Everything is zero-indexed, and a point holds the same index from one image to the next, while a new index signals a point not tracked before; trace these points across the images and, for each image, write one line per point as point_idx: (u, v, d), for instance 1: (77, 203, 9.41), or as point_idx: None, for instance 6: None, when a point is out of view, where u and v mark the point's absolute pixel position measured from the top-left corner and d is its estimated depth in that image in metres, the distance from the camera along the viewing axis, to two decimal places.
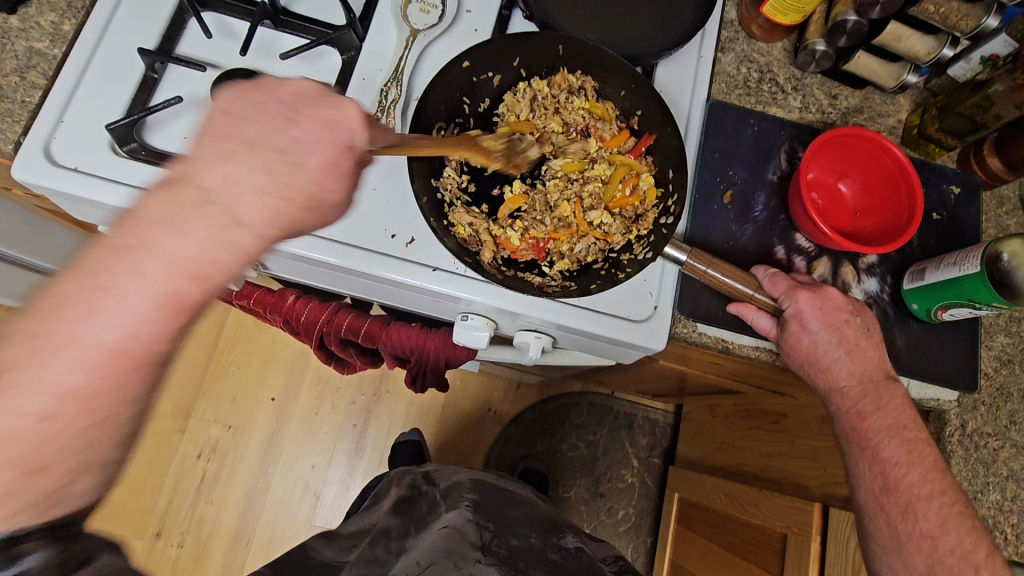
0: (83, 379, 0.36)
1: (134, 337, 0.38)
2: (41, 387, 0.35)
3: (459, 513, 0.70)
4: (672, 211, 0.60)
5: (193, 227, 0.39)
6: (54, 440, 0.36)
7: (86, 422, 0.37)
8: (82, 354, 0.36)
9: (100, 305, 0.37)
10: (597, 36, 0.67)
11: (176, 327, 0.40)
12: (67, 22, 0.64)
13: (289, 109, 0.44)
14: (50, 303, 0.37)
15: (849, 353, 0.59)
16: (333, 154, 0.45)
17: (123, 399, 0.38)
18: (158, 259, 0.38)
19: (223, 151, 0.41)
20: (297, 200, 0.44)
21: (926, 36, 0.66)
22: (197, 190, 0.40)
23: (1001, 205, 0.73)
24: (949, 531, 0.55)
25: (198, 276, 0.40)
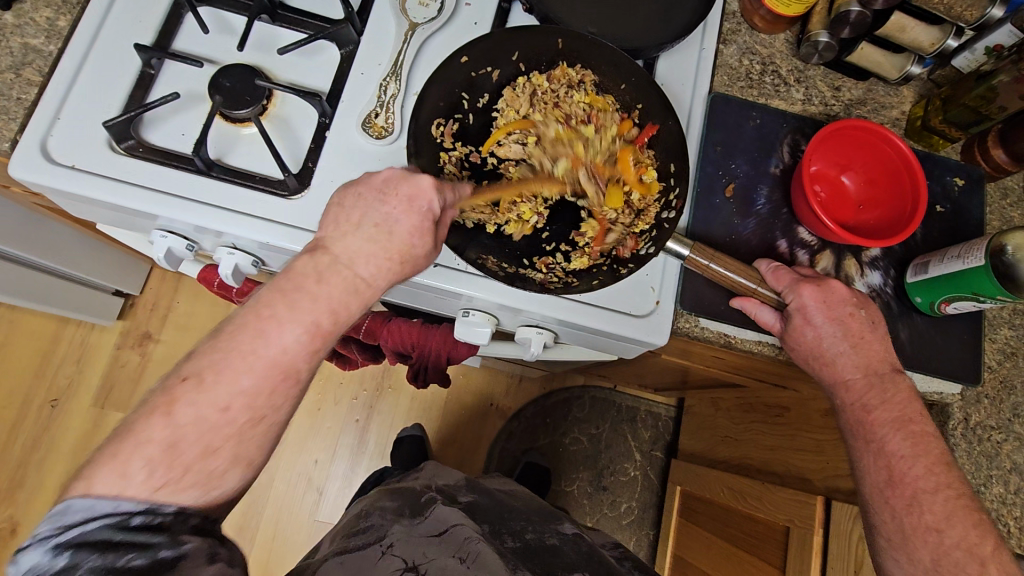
0: (252, 382, 0.45)
1: (284, 352, 0.47)
2: (232, 390, 0.45)
3: (456, 512, 0.68)
4: (673, 206, 0.61)
5: (328, 284, 0.49)
6: (224, 427, 0.44)
7: (252, 416, 0.45)
8: (254, 365, 0.46)
9: (266, 331, 0.46)
10: (597, 29, 0.66)
11: (318, 348, 0.49)
12: (63, 17, 0.63)
13: (381, 189, 0.52)
14: (237, 327, 0.46)
15: (853, 347, 0.59)
16: (416, 220, 0.52)
17: (273, 405, 0.47)
18: (306, 298, 0.48)
19: (339, 228, 0.51)
20: (393, 257, 0.52)
21: (930, 27, 0.66)
22: (329, 259, 0.50)
23: (1005, 197, 0.72)
24: (955, 524, 0.54)
25: (329, 317, 0.49)
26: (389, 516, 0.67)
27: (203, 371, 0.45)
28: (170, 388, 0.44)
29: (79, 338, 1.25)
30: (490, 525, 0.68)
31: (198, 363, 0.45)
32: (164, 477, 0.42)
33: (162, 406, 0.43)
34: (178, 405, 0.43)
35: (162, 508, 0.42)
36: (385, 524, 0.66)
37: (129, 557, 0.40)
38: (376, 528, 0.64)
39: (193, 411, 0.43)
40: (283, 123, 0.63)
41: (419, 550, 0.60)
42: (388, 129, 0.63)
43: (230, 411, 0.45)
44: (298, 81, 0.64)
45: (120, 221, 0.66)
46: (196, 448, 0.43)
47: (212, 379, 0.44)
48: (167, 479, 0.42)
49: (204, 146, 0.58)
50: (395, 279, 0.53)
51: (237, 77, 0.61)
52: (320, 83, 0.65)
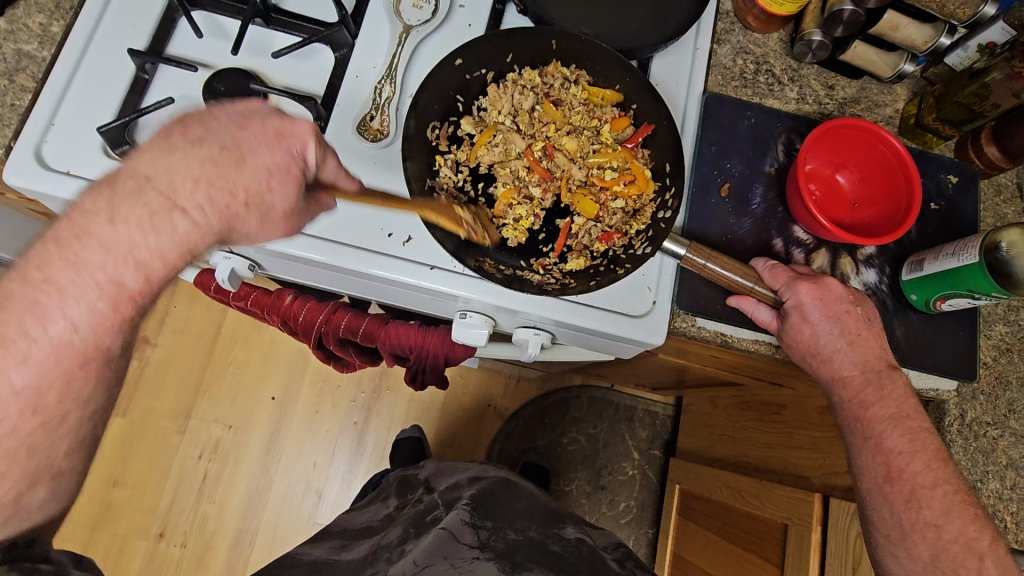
0: (27, 378, 0.41)
1: (73, 331, 0.42)
2: (3, 387, 0.40)
3: (454, 512, 0.71)
4: (669, 205, 0.60)
5: (127, 220, 0.42)
6: (0, 431, 0.41)
7: (31, 412, 0.42)
8: (27, 350, 0.40)
9: (46, 301, 0.41)
10: (592, 30, 0.66)
11: (122, 319, 0.43)
12: (55, 23, 0.63)
13: (241, 119, 0.46)
14: (29, 302, 0.40)
15: (850, 345, 0.59)
16: (280, 159, 0.47)
17: (66, 398, 0.43)
18: (92, 248, 0.41)
19: (166, 146, 0.44)
20: (238, 197, 0.45)
21: (923, 25, 0.66)
22: (137, 180, 0.42)
23: (998, 193, 0.73)
24: (953, 520, 0.55)
25: (136, 271, 0.43)
26: (396, 544, 0.69)
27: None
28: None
29: None
30: (494, 523, 0.69)
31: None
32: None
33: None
34: (41, 402, 0.41)
35: None
36: (394, 550, 0.67)
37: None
38: (383, 559, 0.66)
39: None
40: None
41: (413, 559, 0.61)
42: (384, 132, 0.63)
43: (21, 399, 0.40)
44: (292, 86, 0.64)
45: None
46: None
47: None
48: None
49: None
50: (237, 223, 0.47)
51: (232, 81, 0.61)
52: (315, 87, 0.65)
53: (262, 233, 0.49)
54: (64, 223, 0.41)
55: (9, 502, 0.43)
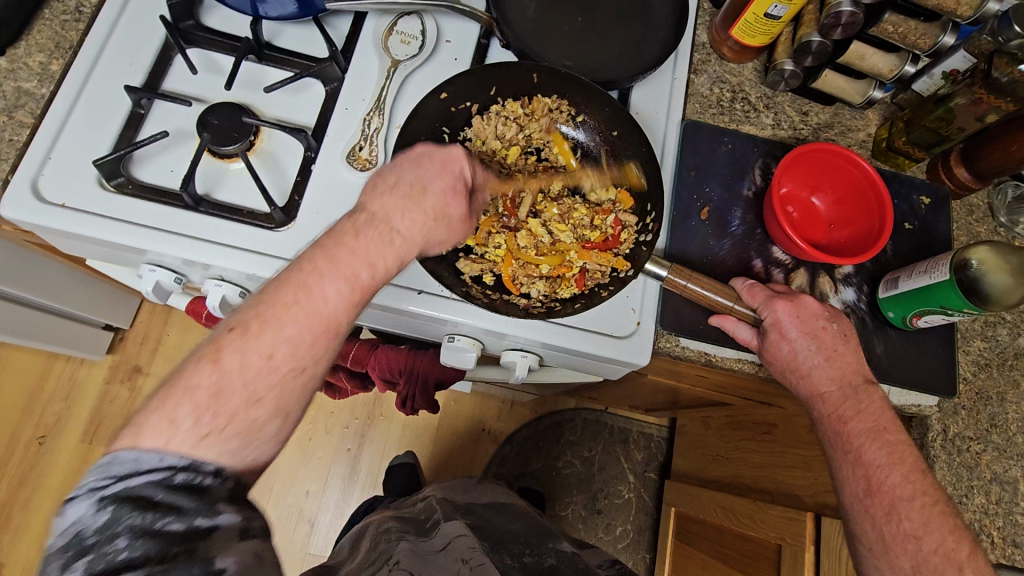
0: (297, 331, 0.46)
1: (331, 305, 0.48)
2: (278, 339, 0.45)
3: (461, 525, 0.70)
4: (650, 229, 0.63)
5: (365, 237, 0.50)
6: (271, 375, 0.45)
7: (294, 364, 0.46)
8: (298, 316, 0.46)
9: (309, 283, 0.47)
10: (573, 62, 0.69)
11: (357, 302, 0.49)
12: (55, 62, 0.65)
13: (417, 158, 0.55)
14: (279, 284, 0.47)
15: (827, 360, 0.61)
16: (449, 181, 0.56)
17: (315, 357, 0.47)
18: (349, 254, 0.49)
19: (376, 187, 0.53)
20: (430, 215, 0.54)
21: (887, 54, 0.69)
22: (367, 214, 0.52)
23: (971, 213, 0.75)
24: (932, 530, 0.55)
25: (367, 270, 0.50)
26: (394, 539, 0.69)
27: (249, 322, 0.45)
28: (216, 337, 0.44)
29: (68, 374, 1.25)
30: (491, 545, 0.69)
31: (244, 316, 0.45)
32: (209, 426, 0.42)
33: (208, 355, 0.44)
34: (224, 354, 0.44)
35: (203, 465, 0.41)
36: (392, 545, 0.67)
37: (167, 519, 0.38)
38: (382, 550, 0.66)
39: (239, 358, 0.44)
40: (269, 158, 0.65)
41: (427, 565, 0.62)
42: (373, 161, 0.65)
43: (277, 359, 0.45)
44: (284, 118, 0.67)
45: (108, 256, 0.66)
46: (241, 396, 0.43)
47: (257, 328, 0.45)
48: (211, 428, 0.42)
49: (191, 182, 0.60)
50: (394, 216, 0.52)
51: (225, 115, 0.63)
52: (305, 119, 0.67)
53: (446, 241, 0.57)
54: (322, 237, 0.50)
55: (277, 442, 0.46)
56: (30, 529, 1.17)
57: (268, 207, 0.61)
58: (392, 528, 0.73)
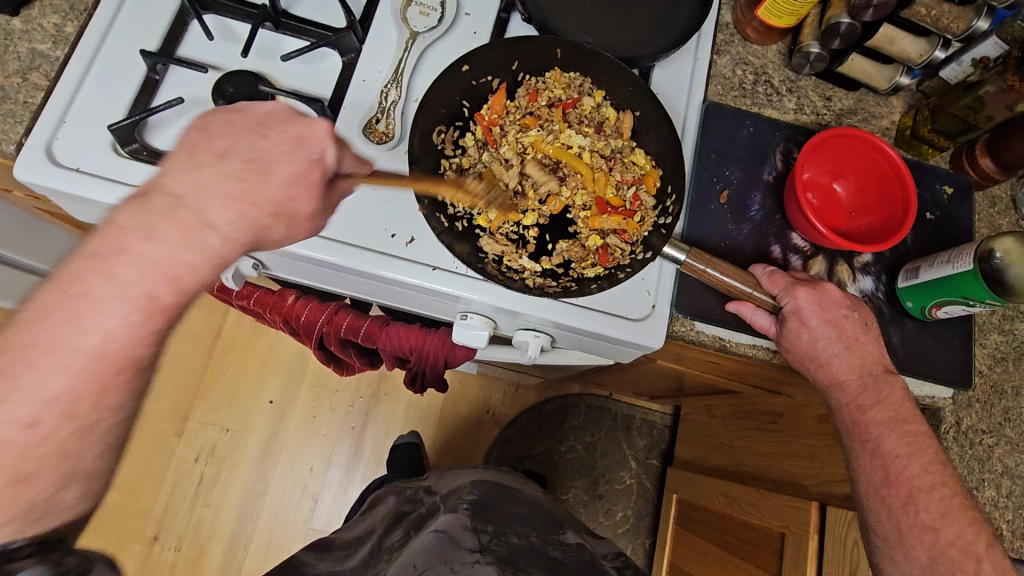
0: (65, 385, 0.41)
1: (110, 341, 0.42)
2: (34, 394, 0.39)
3: (456, 517, 0.69)
4: (670, 212, 0.62)
5: (159, 240, 0.43)
6: (44, 444, 0.40)
7: (74, 425, 0.41)
8: (64, 361, 0.40)
9: (81, 311, 0.41)
10: (595, 39, 0.67)
11: (153, 329, 0.44)
12: (70, 24, 0.64)
13: (263, 125, 0.49)
14: (44, 309, 0.41)
15: (848, 349, 0.60)
16: (303, 166, 0.49)
17: (105, 407, 0.43)
18: (126, 264, 0.42)
19: (195, 162, 0.46)
20: (266, 206, 0.47)
21: (918, 39, 0.67)
22: (168, 199, 0.44)
23: (993, 205, 0.74)
24: (950, 522, 0.55)
25: (168, 285, 0.44)
26: (389, 549, 0.66)
27: (18, 361, 0.39)
28: (1, 395, 0.39)
29: None
30: (494, 528, 0.68)
31: (9, 355, 0.40)
32: (7, 512, 0.39)
33: (8, 424, 0.39)
34: (7, 407, 0.39)
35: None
36: (385, 557, 0.65)
37: None
38: (375, 565, 0.64)
39: (15, 413, 0.39)
40: None
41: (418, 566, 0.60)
42: (389, 135, 0.64)
43: (41, 424, 0.40)
44: (300, 88, 0.66)
45: None
46: (2, 474, 0.39)
47: (13, 379, 0.39)
48: (3, 518, 0.39)
49: None
50: (235, 219, 0.46)
51: (241, 83, 0.62)
52: (322, 90, 0.66)
53: (289, 239, 0.51)
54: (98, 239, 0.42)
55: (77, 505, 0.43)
56: None
57: None
58: (394, 534, 0.70)
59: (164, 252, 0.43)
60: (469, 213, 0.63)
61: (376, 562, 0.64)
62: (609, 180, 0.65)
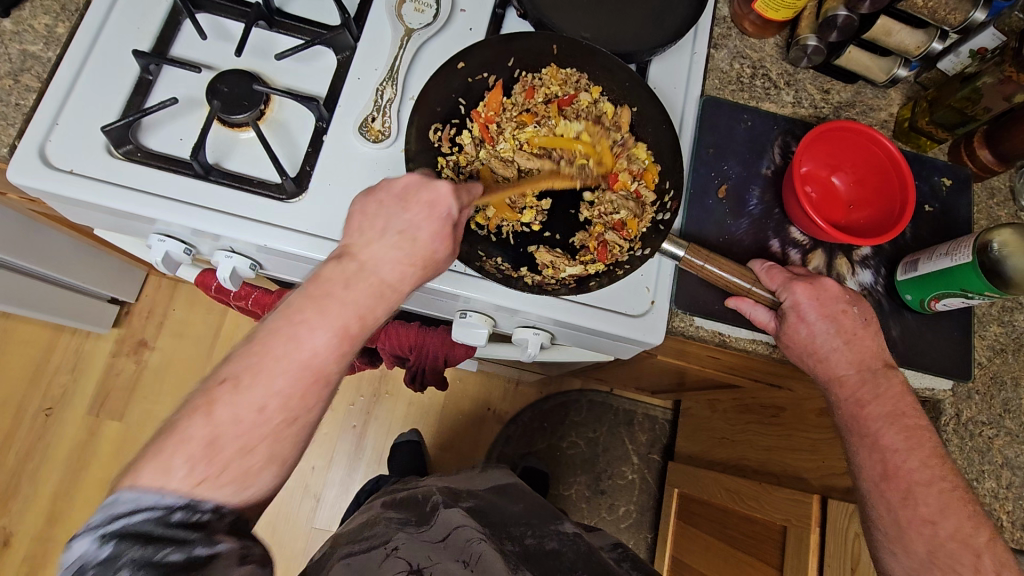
0: (287, 384, 0.47)
1: (317, 354, 0.48)
2: (268, 390, 0.46)
3: (458, 512, 0.69)
4: (668, 208, 0.61)
5: (355, 289, 0.50)
6: (259, 428, 0.45)
7: (284, 416, 0.47)
8: (288, 369, 0.47)
9: (298, 334, 0.48)
10: (591, 34, 0.67)
11: (346, 351, 0.50)
12: (61, 24, 0.64)
13: (400, 197, 0.53)
14: (268, 332, 0.47)
15: (847, 343, 0.60)
16: (437, 227, 0.52)
17: (307, 407, 0.48)
18: (336, 303, 0.49)
19: (365, 233, 0.52)
20: (416, 264, 0.52)
21: (915, 30, 0.68)
22: (354, 265, 0.51)
23: (992, 196, 0.74)
24: (949, 516, 0.55)
25: (356, 321, 0.50)
26: (395, 526, 0.67)
27: (239, 373, 0.46)
28: (208, 388, 0.45)
29: (74, 346, 1.24)
30: (493, 528, 0.68)
31: (235, 366, 0.46)
32: (203, 472, 0.43)
33: (202, 405, 0.45)
34: (217, 406, 0.45)
35: (201, 504, 0.43)
36: (391, 532, 0.65)
37: (167, 550, 0.40)
38: (381, 535, 0.64)
39: (232, 411, 0.45)
40: (280, 128, 0.64)
41: (423, 554, 0.60)
42: (386, 133, 0.64)
43: (267, 411, 0.46)
44: (295, 87, 0.65)
45: (118, 225, 0.66)
46: (233, 445, 0.44)
47: (248, 380, 0.46)
48: (207, 474, 0.43)
49: (201, 150, 0.59)
50: (381, 275, 0.51)
51: (235, 82, 0.62)
52: (317, 88, 0.66)
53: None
54: None
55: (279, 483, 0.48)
56: (36, 498, 1.18)
57: (279, 178, 0.60)
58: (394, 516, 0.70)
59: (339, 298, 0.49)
60: None
61: (381, 533, 0.65)
62: (605, 175, 0.65)
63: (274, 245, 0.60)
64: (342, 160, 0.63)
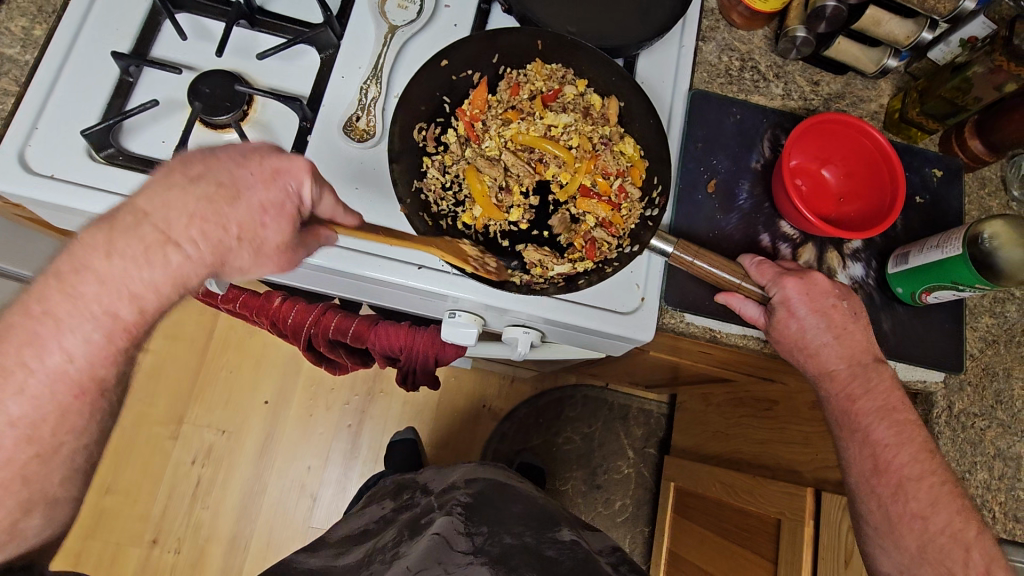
0: (21, 409, 0.43)
1: (70, 362, 0.44)
2: (0, 419, 0.42)
3: (449, 520, 0.68)
4: (656, 204, 0.61)
5: (120, 258, 0.44)
6: (0, 469, 0.43)
7: (26, 445, 0.43)
8: (27, 383, 0.43)
9: (40, 336, 0.43)
10: (577, 28, 0.66)
11: (112, 356, 0.46)
12: (38, 26, 0.63)
13: (244, 154, 0.47)
14: (2, 331, 0.43)
15: (837, 338, 0.60)
16: (274, 196, 0.47)
17: (60, 434, 0.45)
18: (91, 281, 0.44)
19: (167, 180, 0.45)
20: (231, 232, 0.46)
21: (904, 20, 0.67)
22: (135, 215, 0.44)
23: (983, 186, 0.73)
24: (940, 510, 0.55)
25: (128, 304, 0.45)
26: (389, 546, 0.67)
27: None
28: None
29: None
30: (488, 528, 0.68)
31: None
32: None
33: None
34: None
35: None
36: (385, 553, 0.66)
37: None
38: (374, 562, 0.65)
39: None
40: (264, 128, 0.63)
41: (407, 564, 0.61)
42: (371, 132, 0.63)
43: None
44: (278, 87, 0.64)
45: (101, 230, 0.65)
46: None
47: None
48: None
49: (184, 152, 0.58)
50: (231, 257, 0.47)
51: (216, 83, 0.61)
52: (300, 87, 0.65)
53: (255, 267, 0.49)
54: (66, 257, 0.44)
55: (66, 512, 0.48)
56: None
57: None
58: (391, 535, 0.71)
59: (122, 270, 0.44)
60: (453, 211, 0.63)
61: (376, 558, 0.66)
62: (591, 168, 0.65)
63: None
64: (327, 160, 0.62)
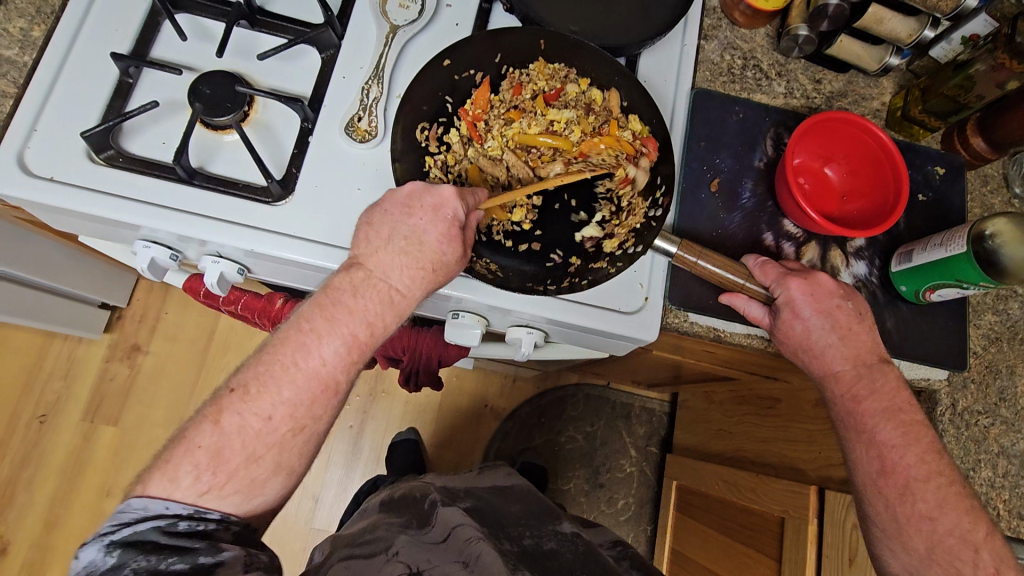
0: (292, 393, 0.50)
1: (326, 365, 0.52)
2: (274, 400, 0.50)
3: (457, 511, 0.69)
4: (660, 204, 0.61)
5: (363, 296, 0.53)
6: (268, 436, 0.49)
7: (291, 425, 0.51)
8: (295, 378, 0.51)
9: (306, 343, 0.51)
10: (579, 27, 0.66)
11: (355, 360, 0.53)
12: (37, 28, 0.62)
13: (407, 202, 0.54)
14: (277, 343, 0.51)
15: (841, 339, 0.60)
16: (442, 229, 0.54)
17: (314, 414, 0.52)
18: (343, 311, 0.52)
19: (370, 240, 0.54)
20: (426, 266, 0.54)
21: (907, 18, 0.66)
22: (361, 269, 0.53)
23: (985, 183, 0.73)
24: (947, 512, 0.55)
25: (364, 329, 0.53)
26: (395, 529, 0.66)
27: (248, 382, 0.50)
28: (219, 398, 0.50)
29: (66, 352, 1.23)
30: (492, 528, 0.68)
31: (245, 375, 0.50)
32: (208, 482, 0.47)
33: (210, 417, 0.49)
34: (224, 416, 0.49)
35: (207, 513, 0.47)
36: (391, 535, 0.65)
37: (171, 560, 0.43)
38: (381, 539, 0.63)
39: (238, 418, 0.49)
40: (265, 129, 0.63)
41: (423, 557, 0.60)
42: (372, 133, 0.63)
43: (275, 419, 0.50)
44: (279, 87, 0.64)
45: (101, 232, 0.64)
46: (239, 456, 0.48)
47: (257, 389, 0.50)
48: (211, 483, 0.47)
49: (184, 154, 0.58)
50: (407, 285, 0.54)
51: (217, 84, 0.61)
52: (301, 88, 0.64)
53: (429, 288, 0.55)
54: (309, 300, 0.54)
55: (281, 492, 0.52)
56: (34, 506, 1.17)
57: (265, 181, 0.59)
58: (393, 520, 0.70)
59: (365, 301, 0.53)
60: None
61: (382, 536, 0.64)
62: (599, 163, 0.64)
63: (266, 250, 0.59)
64: (329, 161, 0.62)
